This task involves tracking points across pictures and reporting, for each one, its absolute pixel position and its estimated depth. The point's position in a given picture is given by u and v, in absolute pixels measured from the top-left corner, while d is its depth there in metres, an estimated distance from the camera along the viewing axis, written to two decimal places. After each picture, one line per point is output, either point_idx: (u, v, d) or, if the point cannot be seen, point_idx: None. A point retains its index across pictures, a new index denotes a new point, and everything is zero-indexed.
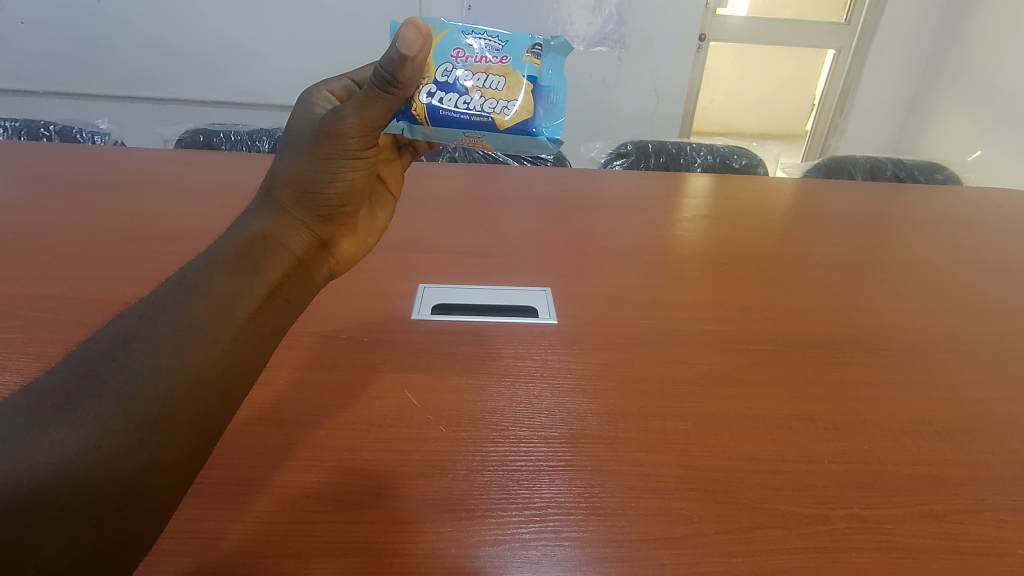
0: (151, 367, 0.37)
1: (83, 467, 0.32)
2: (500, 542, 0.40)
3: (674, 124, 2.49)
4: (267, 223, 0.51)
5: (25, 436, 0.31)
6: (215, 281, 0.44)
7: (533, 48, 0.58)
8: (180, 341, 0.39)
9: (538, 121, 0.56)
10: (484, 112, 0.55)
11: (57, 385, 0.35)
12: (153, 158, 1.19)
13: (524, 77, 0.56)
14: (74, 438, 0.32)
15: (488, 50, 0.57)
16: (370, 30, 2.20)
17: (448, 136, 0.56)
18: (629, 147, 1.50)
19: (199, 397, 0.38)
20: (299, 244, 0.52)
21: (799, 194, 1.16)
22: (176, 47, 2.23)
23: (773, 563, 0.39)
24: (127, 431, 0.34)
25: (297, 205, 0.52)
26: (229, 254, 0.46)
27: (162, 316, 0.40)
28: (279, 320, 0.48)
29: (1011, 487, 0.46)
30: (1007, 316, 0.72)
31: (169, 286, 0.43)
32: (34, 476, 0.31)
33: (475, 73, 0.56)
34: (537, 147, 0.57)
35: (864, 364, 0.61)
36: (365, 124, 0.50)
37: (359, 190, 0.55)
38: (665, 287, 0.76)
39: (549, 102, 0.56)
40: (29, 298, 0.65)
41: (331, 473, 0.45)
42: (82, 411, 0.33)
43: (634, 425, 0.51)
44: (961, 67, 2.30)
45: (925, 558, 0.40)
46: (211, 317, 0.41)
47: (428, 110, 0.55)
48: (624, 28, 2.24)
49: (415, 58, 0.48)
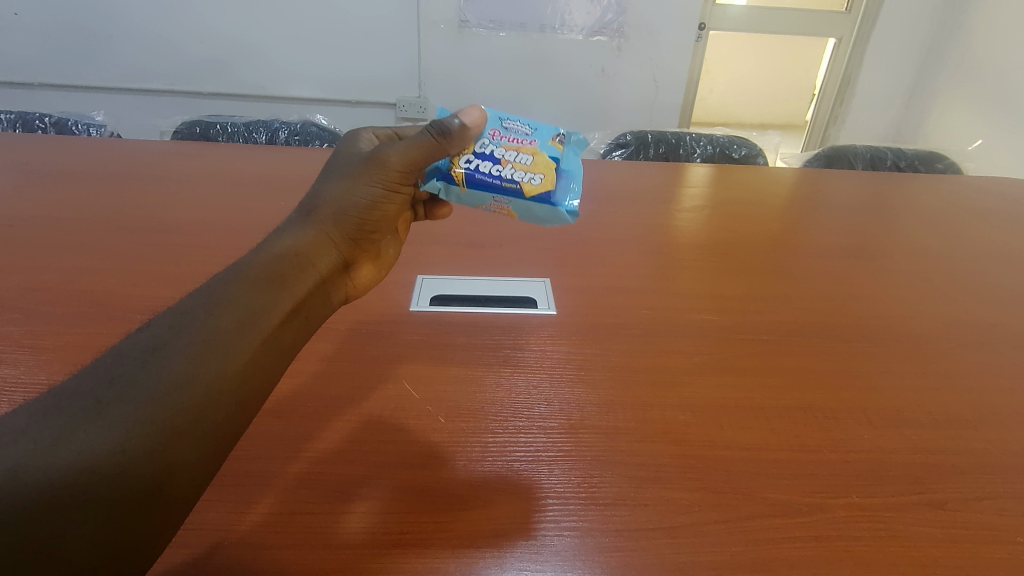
0: (177, 372, 0.36)
1: (109, 470, 0.31)
2: (501, 532, 0.40)
3: (674, 114, 2.47)
4: (301, 235, 0.49)
5: (55, 439, 0.30)
6: (241, 292, 0.42)
7: (559, 136, 0.57)
8: (206, 351, 0.37)
9: (558, 194, 0.55)
10: (513, 179, 0.55)
11: (88, 388, 0.33)
12: (149, 149, 1.18)
13: (550, 157, 0.56)
14: (102, 440, 0.31)
15: (523, 132, 0.57)
16: (366, 19, 2.17)
17: (479, 199, 0.57)
18: (629, 137, 1.49)
19: (222, 405, 0.37)
20: (327, 263, 0.50)
21: (799, 184, 1.16)
22: (169, 38, 2.20)
23: (772, 552, 0.39)
24: (153, 435, 0.33)
25: (331, 222, 0.51)
26: (258, 267, 0.44)
27: (192, 322, 0.38)
28: (298, 336, 0.46)
29: (1008, 475, 0.46)
30: (1006, 305, 0.72)
31: (199, 296, 0.41)
32: (65, 478, 0.30)
33: (507, 150, 0.56)
34: (556, 219, 0.56)
35: (863, 351, 0.61)
36: (408, 161, 0.52)
37: (385, 217, 0.55)
38: (665, 277, 0.76)
39: (568, 184, 0.56)
40: (25, 291, 0.65)
41: (332, 463, 0.45)
42: (112, 414, 0.32)
43: (634, 416, 0.51)
44: (960, 55, 2.29)
45: (924, 547, 0.40)
46: (237, 328, 0.40)
47: (465, 175, 0.56)
48: (623, 18, 2.23)
49: (469, 129, 0.54)
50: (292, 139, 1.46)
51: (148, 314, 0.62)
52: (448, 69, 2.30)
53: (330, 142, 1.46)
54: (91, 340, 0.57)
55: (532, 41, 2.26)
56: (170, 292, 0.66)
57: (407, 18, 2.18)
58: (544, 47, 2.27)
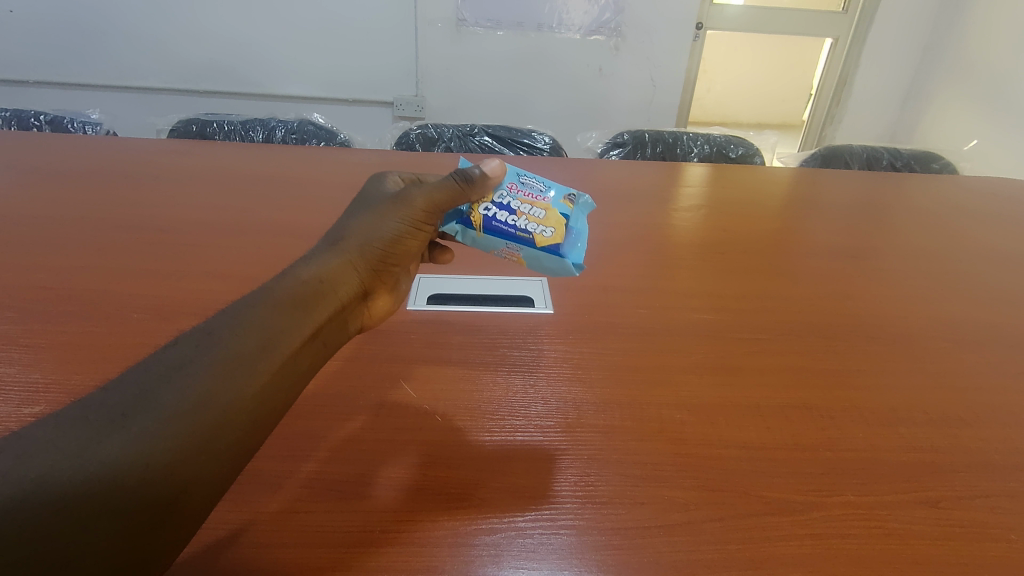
0: (200, 386, 0.34)
1: (128, 483, 0.30)
2: (495, 530, 0.40)
3: (671, 113, 2.47)
4: (326, 261, 0.47)
5: (81, 451, 0.29)
6: (264, 315, 0.39)
7: (571, 197, 0.59)
8: (228, 367, 0.35)
9: (567, 246, 0.55)
10: (525, 229, 0.54)
11: (114, 401, 0.32)
12: (144, 147, 1.18)
13: (561, 214, 0.56)
14: (126, 453, 0.30)
15: (537, 190, 0.59)
16: (363, 17, 2.17)
17: (492, 245, 0.56)
18: (626, 137, 1.50)
19: (242, 421, 0.35)
20: (351, 291, 0.47)
21: (796, 183, 1.16)
22: (165, 37, 2.19)
23: (767, 551, 0.39)
24: (175, 448, 0.31)
25: (358, 251, 0.49)
26: (281, 291, 0.42)
27: (217, 339, 0.37)
28: (316, 363, 0.43)
29: (1002, 472, 0.47)
30: (1001, 304, 0.73)
31: (226, 316, 0.39)
32: (87, 490, 0.29)
33: (522, 203, 0.56)
34: (564, 271, 0.55)
35: (861, 351, 0.61)
36: (434, 202, 0.52)
37: (408, 252, 0.53)
38: (662, 276, 0.76)
39: (575, 241, 0.56)
40: (20, 290, 0.65)
41: (328, 462, 0.45)
42: (136, 428, 0.31)
43: (630, 414, 0.51)
44: (956, 55, 2.30)
45: (916, 543, 0.40)
46: (260, 348, 0.37)
47: (484, 220, 0.55)
48: (621, 17, 2.23)
49: (489, 178, 0.55)
50: (289, 138, 1.45)
51: (143, 313, 0.62)
52: (445, 68, 2.30)
53: (327, 141, 1.45)
54: (86, 339, 0.57)
55: (529, 40, 2.26)
56: (166, 291, 0.66)
57: (404, 17, 2.17)
58: (541, 47, 2.27)
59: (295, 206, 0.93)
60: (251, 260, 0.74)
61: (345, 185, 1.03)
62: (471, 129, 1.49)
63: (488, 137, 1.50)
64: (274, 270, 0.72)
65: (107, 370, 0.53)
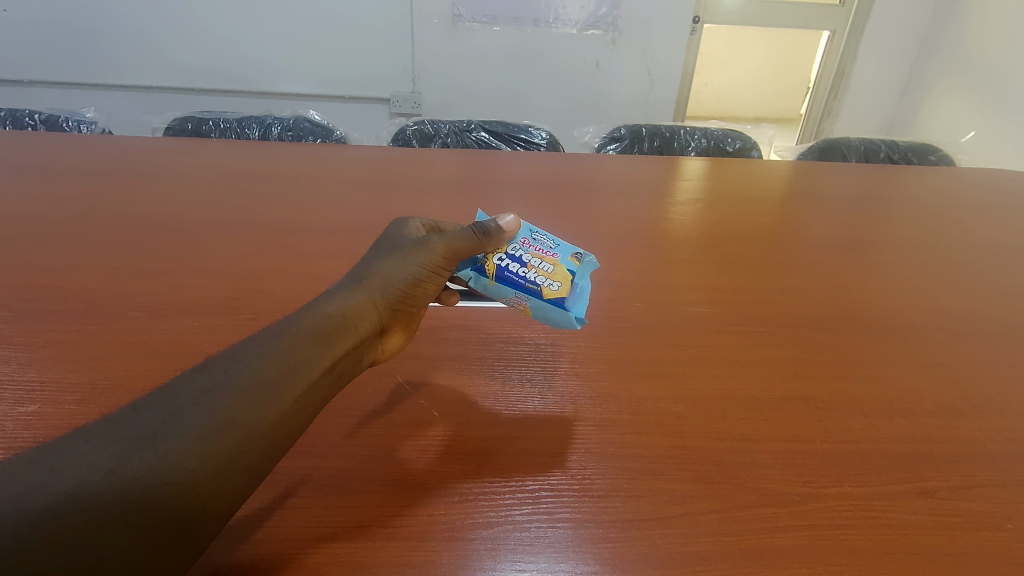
0: (225, 409, 0.33)
1: (155, 503, 0.29)
2: (493, 525, 0.40)
3: (667, 108, 2.46)
4: (349, 295, 0.45)
5: (112, 466, 0.29)
6: (287, 348, 0.38)
7: (579, 253, 0.58)
8: (252, 391, 0.35)
9: (572, 300, 0.54)
10: (533, 281, 0.53)
11: (143, 419, 0.31)
12: (138, 146, 1.17)
13: (568, 268, 0.55)
14: (155, 472, 0.29)
15: (548, 244, 0.58)
16: (357, 15, 2.16)
17: (502, 294, 0.55)
18: (623, 131, 1.49)
19: (260, 446, 0.34)
20: (370, 331, 0.45)
21: (793, 177, 1.16)
22: (159, 35, 2.18)
23: (765, 543, 0.39)
24: (199, 467, 0.31)
25: (380, 289, 0.47)
26: (304, 326, 0.41)
27: (242, 365, 0.36)
28: (330, 396, 0.41)
29: (999, 463, 0.47)
30: (999, 296, 0.72)
31: (251, 345, 0.38)
32: (115, 506, 0.28)
33: (532, 257, 0.55)
34: (567, 325, 0.54)
35: (858, 343, 0.61)
36: (454, 250, 0.51)
37: (426, 293, 0.51)
38: (660, 270, 0.76)
39: (582, 294, 0.55)
40: (14, 289, 0.65)
41: (324, 457, 0.45)
42: (163, 448, 0.30)
43: (627, 407, 0.51)
44: (954, 47, 2.29)
45: (913, 534, 0.40)
46: (282, 379, 0.37)
47: (498, 269, 0.54)
48: (617, 11, 2.22)
49: (504, 232, 0.54)
50: (286, 135, 1.45)
51: (139, 311, 0.62)
52: (440, 64, 2.29)
53: (323, 138, 1.44)
54: (81, 338, 0.57)
55: (526, 36, 2.25)
56: (162, 289, 0.66)
57: (399, 12, 2.16)
58: (538, 42, 2.26)
59: (291, 203, 0.92)
60: (248, 258, 0.74)
61: (341, 182, 1.03)
62: (467, 124, 1.49)
63: (485, 133, 1.50)
64: (270, 267, 0.72)
65: (101, 368, 0.53)
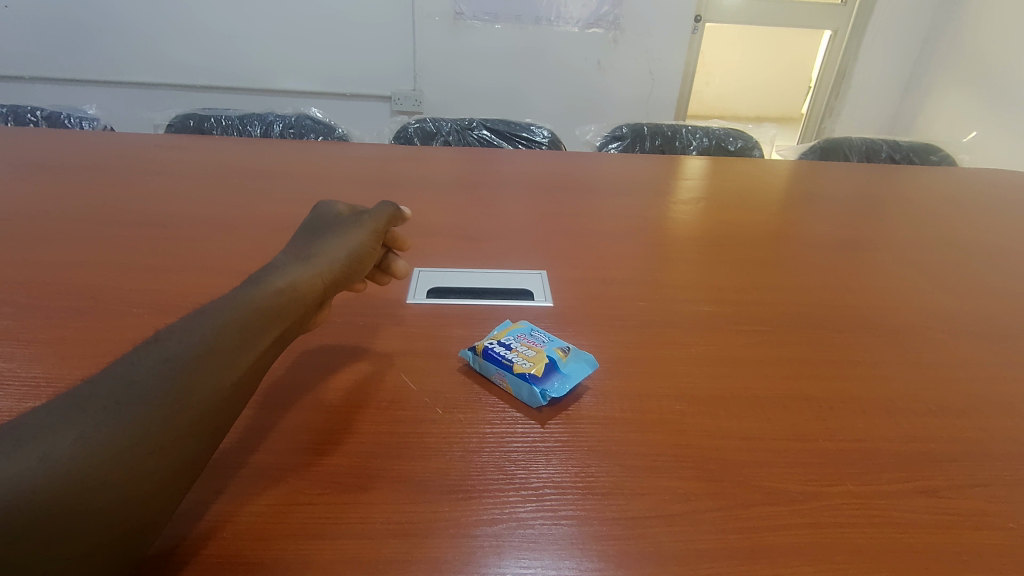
0: (187, 375, 0.34)
1: (126, 465, 0.30)
2: (497, 522, 0.40)
3: (668, 106, 2.46)
4: (299, 272, 0.47)
5: (80, 433, 0.30)
6: (240, 316, 0.39)
7: (568, 347, 0.56)
8: (208, 358, 0.36)
9: (544, 380, 0.51)
10: (510, 359, 0.52)
11: (103, 390, 0.32)
12: (140, 142, 1.17)
13: (549, 357, 0.54)
14: (123, 435, 0.30)
15: (543, 338, 0.57)
16: (358, 12, 2.16)
17: (486, 372, 0.53)
18: (625, 130, 1.49)
19: (223, 408, 0.35)
20: (316, 304, 0.47)
21: (794, 176, 1.16)
22: (159, 31, 2.18)
23: (767, 540, 0.39)
24: (166, 429, 0.32)
25: (328, 266, 0.50)
26: (257, 297, 0.42)
27: (197, 335, 0.36)
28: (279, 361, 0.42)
29: (1001, 462, 0.47)
30: (1001, 296, 0.72)
31: (200, 316, 0.38)
32: (88, 470, 0.29)
33: (523, 344, 0.55)
34: (533, 401, 0.50)
35: (855, 340, 0.62)
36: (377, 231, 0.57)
37: (361, 269, 0.55)
38: (661, 268, 0.76)
39: (558, 381, 0.52)
40: (18, 285, 0.65)
41: (328, 455, 0.45)
42: (128, 414, 0.31)
43: (631, 406, 0.51)
44: (956, 46, 2.29)
45: (914, 533, 0.40)
46: (236, 346, 0.37)
47: (484, 348, 0.54)
48: (619, 10, 2.23)
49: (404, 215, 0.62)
50: (287, 132, 1.45)
51: (143, 308, 0.62)
52: (441, 62, 2.29)
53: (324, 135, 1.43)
54: (85, 334, 0.57)
55: (527, 34, 2.25)
56: (166, 286, 0.66)
57: (401, 10, 2.16)
58: (538, 40, 2.27)
59: (293, 201, 0.92)
60: (250, 255, 0.74)
61: (343, 179, 1.03)
62: (469, 123, 1.49)
63: (486, 131, 1.50)
64: None
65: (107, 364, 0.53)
